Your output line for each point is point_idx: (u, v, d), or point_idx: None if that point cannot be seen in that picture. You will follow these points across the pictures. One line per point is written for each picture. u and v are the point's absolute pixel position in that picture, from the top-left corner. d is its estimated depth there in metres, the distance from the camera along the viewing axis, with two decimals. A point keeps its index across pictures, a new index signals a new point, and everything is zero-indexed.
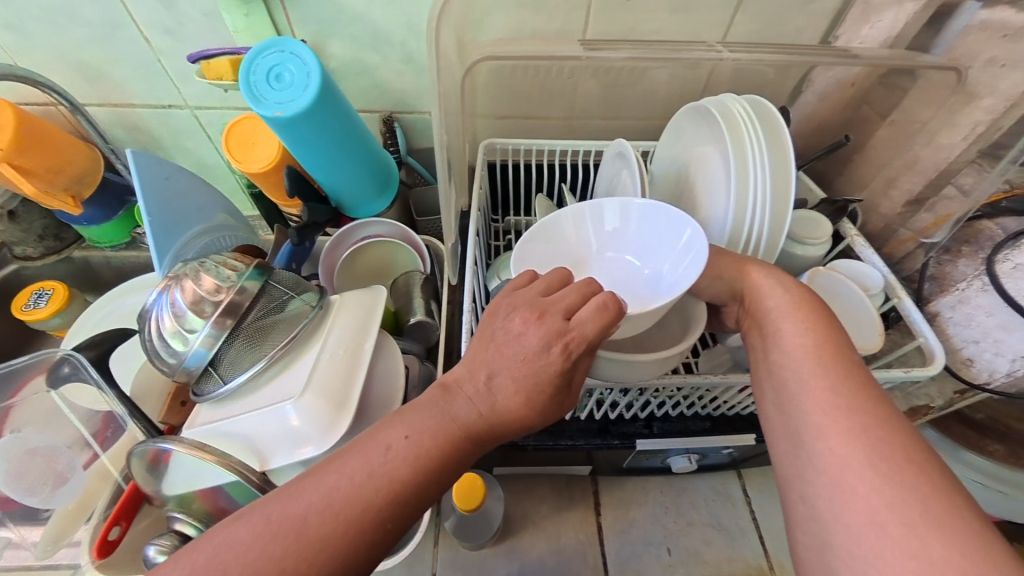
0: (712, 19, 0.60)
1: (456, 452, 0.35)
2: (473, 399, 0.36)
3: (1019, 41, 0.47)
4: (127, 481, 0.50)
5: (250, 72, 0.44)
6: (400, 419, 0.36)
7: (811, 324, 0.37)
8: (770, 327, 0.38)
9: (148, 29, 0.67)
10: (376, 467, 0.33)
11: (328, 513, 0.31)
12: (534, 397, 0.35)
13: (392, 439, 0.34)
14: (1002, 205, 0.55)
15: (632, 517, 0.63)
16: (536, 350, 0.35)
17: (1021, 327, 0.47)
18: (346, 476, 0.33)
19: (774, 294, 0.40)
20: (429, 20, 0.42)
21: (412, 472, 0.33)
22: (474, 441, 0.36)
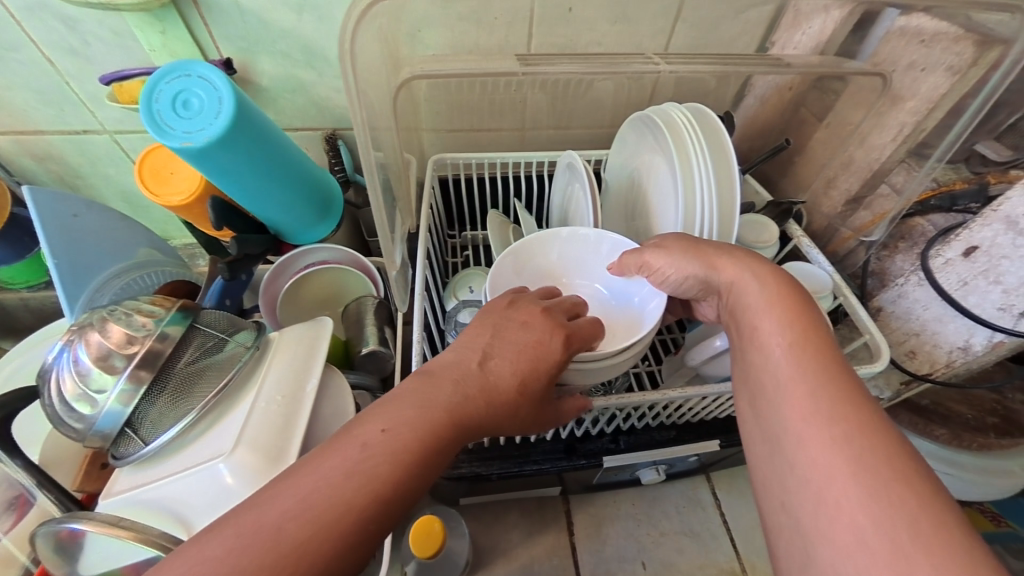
0: (652, 29, 0.61)
1: (440, 440, 0.33)
2: (461, 382, 0.35)
3: (935, 46, 0.50)
4: (36, 565, 0.45)
5: (151, 101, 0.40)
6: (379, 407, 0.33)
7: (782, 309, 0.36)
8: (743, 309, 0.38)
9: (49, 50, 0.60)
10: (354, 458, 0.30)
11: (305, 518, 0.27)
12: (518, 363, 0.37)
13: (371, 431, 0.31)
14: (931, 203, 0.57)
15: (605, 534, 0.62)
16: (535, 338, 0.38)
17: (955, 318, 0.49)
18: (316, 475, 0.29)
19: (750, 288, 0.38)
20: (342, 39, 0.39)
21: (392, 463, 0.30)
22: (460, 427, 0.34)
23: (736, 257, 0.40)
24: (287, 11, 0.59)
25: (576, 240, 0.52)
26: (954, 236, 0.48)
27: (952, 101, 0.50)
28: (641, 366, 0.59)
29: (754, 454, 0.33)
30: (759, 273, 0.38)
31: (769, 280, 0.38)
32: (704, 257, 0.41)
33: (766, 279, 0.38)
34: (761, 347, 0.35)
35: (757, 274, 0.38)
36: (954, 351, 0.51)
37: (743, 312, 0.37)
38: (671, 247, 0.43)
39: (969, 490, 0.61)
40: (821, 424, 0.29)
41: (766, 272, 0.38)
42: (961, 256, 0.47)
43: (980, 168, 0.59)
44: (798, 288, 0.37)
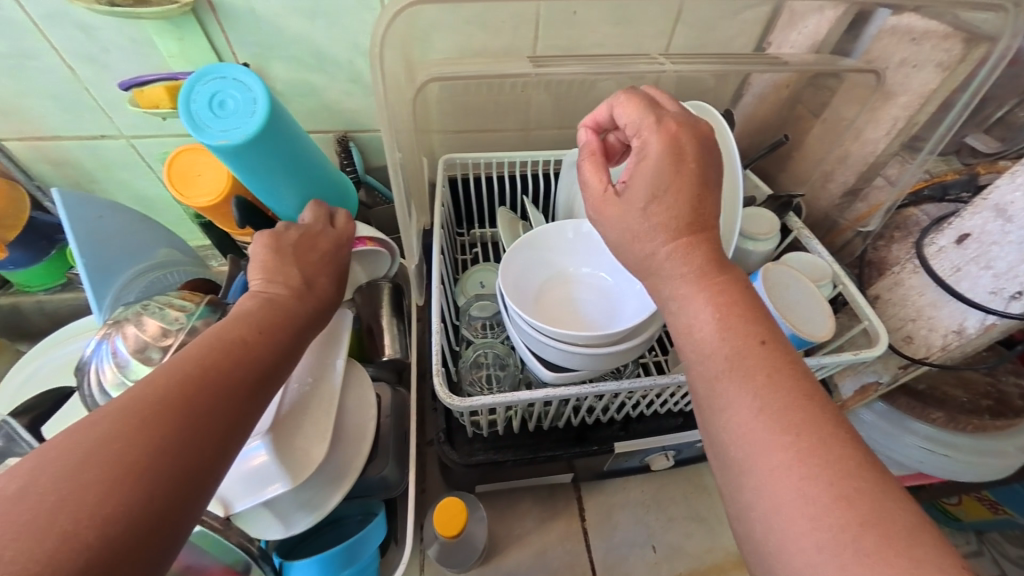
0: (652, 31, 0.63)
1: (297, 330, 0.39)
2: (275, 299, 0.39)
3: (924, 44, 0.52)
4: None
5: (189, 101, 0.41)
6: (233, 319, 0.36)
7: (733, 330, 0.32)
8: (678, 319, 0.34)
9: (69, 58, 0.62)
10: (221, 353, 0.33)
11: (205, 389, 0.30)
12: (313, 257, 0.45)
13: (245, 332, 0.35)
14: (924, 193, 0.59)
15: (615, 520, 0.64)
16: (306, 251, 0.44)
17: (949, 303, 0.51)
18: (191, 365, 0.31)
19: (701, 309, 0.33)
20: (372, 40, 0.41)
21: (265, 360, 0.35)
22: (305, 322, 0.40)
23: (664, 242, 0.35)
24: (300, 16, 0.61)
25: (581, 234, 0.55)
26: (948, 224, 0.51)
27: (942, 96, 0.52)
28: (649, 356, 0.62)
29: None
30: (694, 270, 0.35)
31: (705, 284, 0.34)
32: (641, 245, 0.36)
33: (707, 284, 0.34)
34: (703, 354, 0.33)
35: (695, 269, 0.35)
36: (949, 335, 0.52)
37: (681, 322, 0.34)
38: (621, 221, 0.37)
39: (965, 471, 0.63)
40: (772, 432, 0.29)
41: (706, 279, 0.34)
42: (954, 243, 0.50)
43: (969, 160, 0.62)
44: (740, 287, 0.35)
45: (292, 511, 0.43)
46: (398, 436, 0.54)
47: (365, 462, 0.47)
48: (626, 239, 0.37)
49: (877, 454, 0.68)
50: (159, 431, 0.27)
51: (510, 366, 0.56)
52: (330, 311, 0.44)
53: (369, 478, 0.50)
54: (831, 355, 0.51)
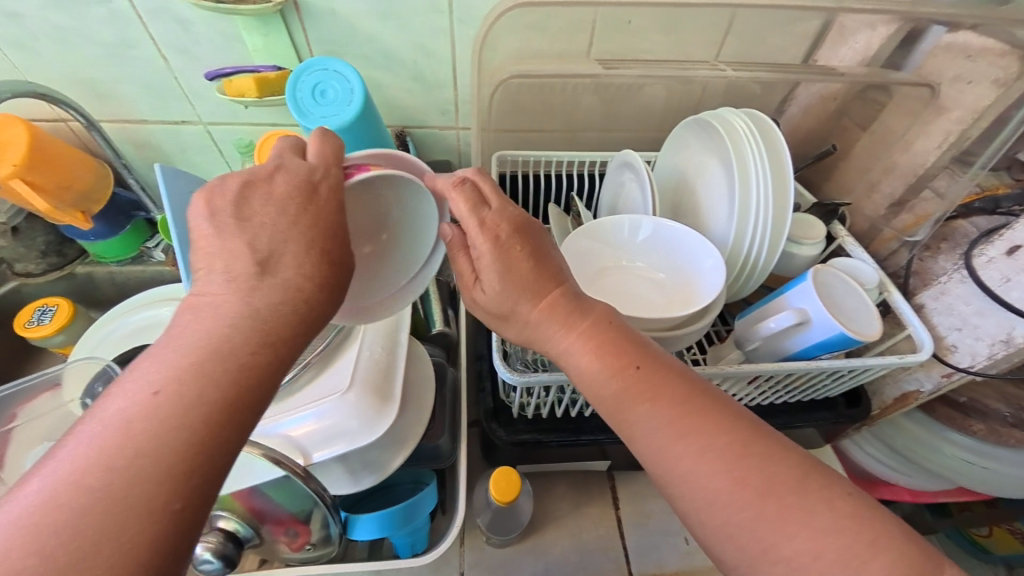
0: (704, 41, 0.66)
1: (235, 353, 0.30)
2: (213, 305, 0.30)
3: (979, 61, 0.54)
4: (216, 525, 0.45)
5: (296, 90, 0.45)
6: (149, 360, 0.29)
7: (608, 360, 0.36)
8: (572, 368, 0.37)
9: (165, 49, 0.68)
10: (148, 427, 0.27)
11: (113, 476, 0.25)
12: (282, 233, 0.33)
13: (149, 390, 0.28)
14: (974, 206, 0.60)
15: (648, 510, 0.65)
16: (271, 224, 0.32)
17: (996, 312, 0.52)
18: (111, 454, 0.26)
19: (577, 361, 0.37)
20: (477, 36, 0.58)
21: (180, 418, 0.27)
22: (250, 335, 0.30)
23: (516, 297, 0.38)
24: (374, 17, 0.66)
25: (639, 229, 0.58)
26: (998, 235, 0.52)
27: (997, 111, 0.53)
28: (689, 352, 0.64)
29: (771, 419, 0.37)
30: (561, 321, 0.38)
31: (586, 337, 0.37)
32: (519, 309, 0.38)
33: (584, 335, 0.37)
34: (596, 394, 0.36)
35: (569, 330, 0.37)
36: (997, 344, 0.53)
37: (575, 372, 0.37)
38: (488, 271, 0.38)
39: (1005, 484, 0.64)
40: (713, 463, 0.32)
41: (576, 330, 0.37)
42: (1004, 254, 0.51)
43: (1019, 175, 0.62)
44: (611, 330, 0.37)
45: (361, 468, 0.47)
46: (451, 410, 0.57)
47: (424, 430, 0.51)
48: (500, 313, 0.39)
49: (916, 464, 0.68)
50: (79, 562, 0.24)
51: None
52: (303, 296, 0.32)
53: (425, 446, 0.53)
54: (875, 358, 0.53)
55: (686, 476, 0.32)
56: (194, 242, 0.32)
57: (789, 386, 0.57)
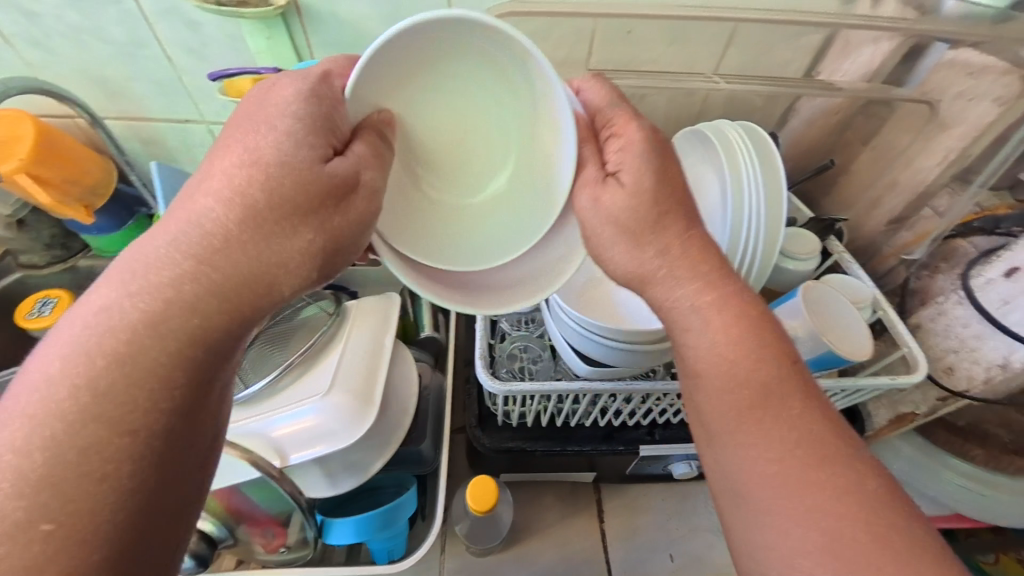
0: (705, 52, 0.66)
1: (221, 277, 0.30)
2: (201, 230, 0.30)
3: (982, 78, 0.53)
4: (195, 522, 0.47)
5: None
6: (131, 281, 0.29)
7: (740, 334, 0.35)
8: (688, 335, 0.36)
9: (170, 49, 0.69)
10: (78, 422, 0.25)
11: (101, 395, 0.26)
12: (252, 212, 0.31)
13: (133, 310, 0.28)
14: (974, 225, 0.59)
15: (635, 524, 0.64)
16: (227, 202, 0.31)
17: (995, 336, 0.51)
18: (71, 426, 0.25)
19: (701, 329, 0.35)
20: None
21: (168, 338, 0.28)
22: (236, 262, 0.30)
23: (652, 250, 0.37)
24: (375, 22, 0.66)
25: None
26: (997, 256, 0.51)
27: (999, 130, 0.52)
28: None
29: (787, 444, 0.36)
30: (697, 280, 0.36)
31: (722, 305, 0.35)
32: (630, 246, 0.37)
33: (719, 300, 0.35)
34: (716, 368, 0.34)
35: (701, 289, 0.36)
36: (994, 368, 0.52)
37: (693, 342, 0.36)
38: (608, 195, 0.37)
39: (1007, 513, 0.61)
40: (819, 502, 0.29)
41: (717, 291, 0.36)
42: (1004, 276, 0.50)
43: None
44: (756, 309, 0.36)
45: (340, 470, 0.46)
46: (436, 416, 0.57)
47: (406, 434, 0.51)
48: (632, 241, 0.37)
49: (915, 489, 0.66)
50: (70, 477, 0.25)
51: (544, 360, 0.59)
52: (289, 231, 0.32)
53: (408, 450, 0.53)
54: (867, 379, 0.51)
55: (777, 501, 0.30)
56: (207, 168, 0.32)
57: None
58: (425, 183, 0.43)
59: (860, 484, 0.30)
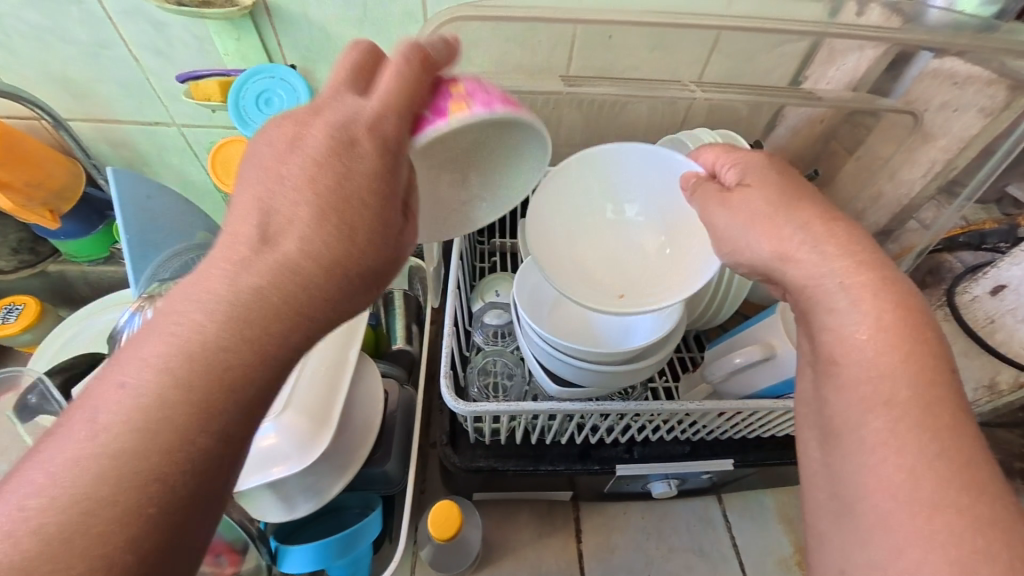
0: (688, 59, 0.64)
1: (291, 273, 0.25)
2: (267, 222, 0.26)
3: (967, 89, 0.51)
4: None
5: (239, 97, 0.43)
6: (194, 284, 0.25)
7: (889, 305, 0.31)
8: (829, 314, 0.33)
9: (138, 50, 0.67)
10: (106, 466, 0.21)
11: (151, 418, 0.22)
12: (331, 219, 0.27)
13: (190, 317, 0.24)
14: (960, 240, 0.58)
15: (613, 544, 0.62)
16: (303, 207, 0.26)
17: (980, 355, 0.49)
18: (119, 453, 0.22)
19: (874, 309, 0.31)
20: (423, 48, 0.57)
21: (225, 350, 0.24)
22: (308, 257, 0.26)
23: (825, 238, 0.34)
24: (350, 24, 0.64)
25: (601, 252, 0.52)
26: (982, 273, 0.49)
27: (984, 142, 0.52)
28: (659, 381, 0.60)
29: (809, 463, 0.33)
30: (844, 257, 0.33)
31: (874, 286, 0.32)
32: (781, 227, 0.36)
33: (874, 282, 0.32)
34: (852, 350, 0.31)
35: (855, 266, 0.33)
36: (983, 389, 0.50)
37: (831, 321, 0.32)
38: (756, 189, 0.38)
39: None
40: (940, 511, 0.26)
41: (869, 272, 0.32)
42: (989, 293, 0.48)
43: (1010, 210, 0.60)
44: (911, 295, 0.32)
45: (295, 494, 0.44)
46: (403, 434, 0.55)
47: (368, 454, 0.48)
48: (777, 215, 0.36)
49: None
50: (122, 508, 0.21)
51: (517, 377, 0.57)
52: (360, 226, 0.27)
53: (372, 471, 0.51)
54: None
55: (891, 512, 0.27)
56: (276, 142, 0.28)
57: (761, 422, 0.54)
58: (470, 173, 0.42)
59: (869, 514, 0.28)
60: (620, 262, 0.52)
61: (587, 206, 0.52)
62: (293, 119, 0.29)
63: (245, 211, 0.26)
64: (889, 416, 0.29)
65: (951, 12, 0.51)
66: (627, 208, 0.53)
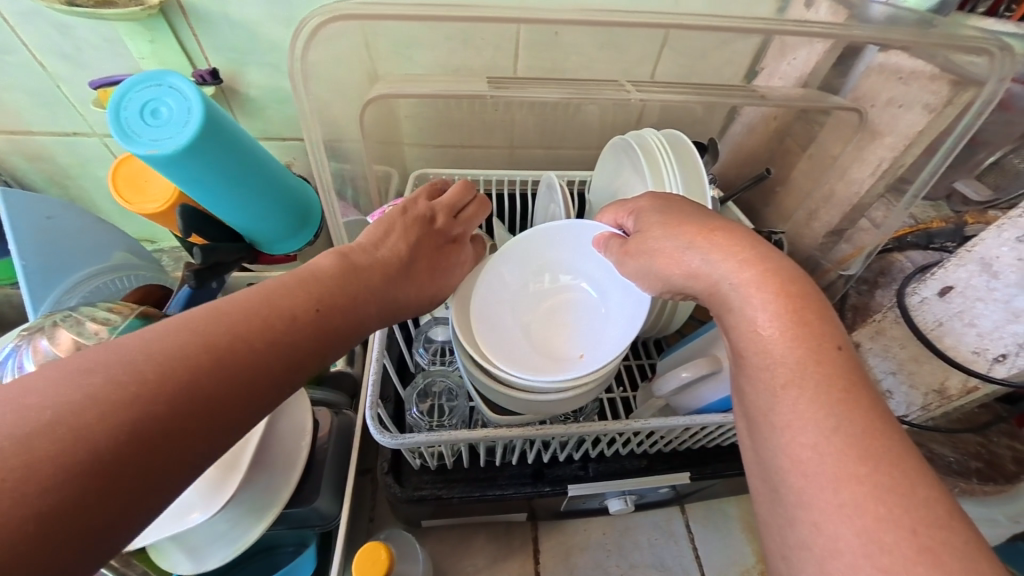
0: (639, 56, 0.61)
1: (384, 278, 0.38)
2: (378, 254, 0.40)
3: (912, 83, 0.49)
4: None
5: (121, 107, 0.41)
6: (328, 260, 0.36)
7: (799, 321, 0.30)
8: (742, 329, 0.31)
9: (42, 55, 0.62)
10: (227, 352, 0.28)
11: (273, 327, 0.30)
12: (427, 294, 0.42)
13: (322, 275, 0.35)
14: (908, 239, 0.57)
15: (572, 565, 0.59)
16: (402, 252, 0.41)
17: (931, 358, 0.48)
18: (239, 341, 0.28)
19: (767, 327, 0.30)
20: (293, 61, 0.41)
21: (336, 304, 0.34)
22: (398, 273, 0.40)
23: (716, 245, 0.35)
24: (276, 23, 0.60)
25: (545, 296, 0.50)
26: (931, 274, 0.46)
27: (929, 138, 0.49)
28: (616, 392, 0.57)
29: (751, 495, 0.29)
30: (749, 269, 0.33)
31: (764, 288, 0.31)
32: (673, 254, 0.36)
33: (760, 276, 0.32)
34: (762, 348, 0.30)
35: (744, 264, 0.33)
36: (931, 394, 0.50)
37: (737, 319, 0.32)
38: (652, 234, 0.38)
39: None
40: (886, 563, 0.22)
41: (755, 269, 0.32)
42: (937, 295, 0.46)
43: (960, 207, 0.59)
44: (804, 283, 0.32)
45: (206, 544, 0.41)
46: (338, 463, 0.51)
47: (293, 494, 0.44)
48: (683, 233, 0.36)
49: None
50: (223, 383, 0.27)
51: (462, 397, 0.53)
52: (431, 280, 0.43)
53: (299, 510, 0.47)
54: None
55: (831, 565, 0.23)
56: (396, 220, 0.43)
57: (716, 433, 0.52)
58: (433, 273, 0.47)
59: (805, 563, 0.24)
60: (573, 325, 0.48)
61: (525, 280, 0.50)
62: (445, 224, 0.46)
63: (395, 251, 0.41)
64: (818, 448, 0.26)
65: (893, 7, 0.49)
66: (565, 277, 0.50)
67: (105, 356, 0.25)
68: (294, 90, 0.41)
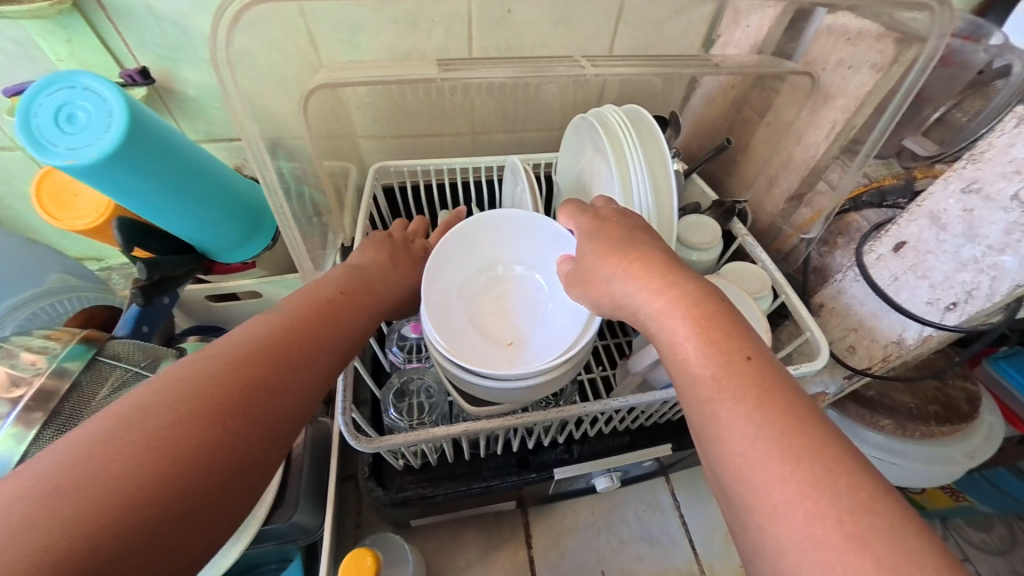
0: (596, 30, 0.60)
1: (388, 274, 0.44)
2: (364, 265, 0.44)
3: (859, 44, 0.50)
4: None
5: (30, 115, 0.37)
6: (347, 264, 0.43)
7: (717, 330, 0.31)
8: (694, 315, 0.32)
9: None
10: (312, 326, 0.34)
11: (334, 308, 0.37)
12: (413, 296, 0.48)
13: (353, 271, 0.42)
14: (863, 198, 0.58)
15: (563, 546, 0.60)
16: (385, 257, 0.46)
17: (888, 313, 0.50)
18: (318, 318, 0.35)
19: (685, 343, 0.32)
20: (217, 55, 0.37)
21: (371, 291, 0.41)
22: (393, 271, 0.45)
23: (633, 273, 0.36)
24: (205, 14, 0.55)
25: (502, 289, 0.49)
26: (885, 231, 0.48)
27: (877, 99, 0.50)
28: (595, 372, 0.58)
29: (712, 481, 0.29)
30: (660, 295, 0.34)
31: (674, 304, 0.33)
32: (600, 283, 0.38)
33: (672, 301, 0.33)
34: (683, 367, 0.31)
35: (657, 293, 0.34)
36: (890, 345, 0.51)
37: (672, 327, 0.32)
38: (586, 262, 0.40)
39: (914, 478, 0.63)
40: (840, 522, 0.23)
41: (665, 295, 0.34)
42: (891, 252, 0.47)
43: (909, 163, 0.61)
44: (709, 302, 0.33)
45: None
46: (314, 476, 0.50)
47: (268, 512, 0.43)
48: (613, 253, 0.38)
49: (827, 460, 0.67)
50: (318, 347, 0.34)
51: (440, 394, 0.52)
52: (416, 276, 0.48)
53: (278, 527, 0.45)
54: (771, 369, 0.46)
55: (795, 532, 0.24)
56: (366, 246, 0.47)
57: None
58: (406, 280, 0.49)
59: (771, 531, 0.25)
60: (532, 314, 0.48)
61: (484, 276, 0.50)
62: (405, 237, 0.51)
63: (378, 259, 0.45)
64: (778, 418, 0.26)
65: None
66: (519, 267, 0.50)
67: (232, 339, 0.31)
68: (221, 82, 0.37)
